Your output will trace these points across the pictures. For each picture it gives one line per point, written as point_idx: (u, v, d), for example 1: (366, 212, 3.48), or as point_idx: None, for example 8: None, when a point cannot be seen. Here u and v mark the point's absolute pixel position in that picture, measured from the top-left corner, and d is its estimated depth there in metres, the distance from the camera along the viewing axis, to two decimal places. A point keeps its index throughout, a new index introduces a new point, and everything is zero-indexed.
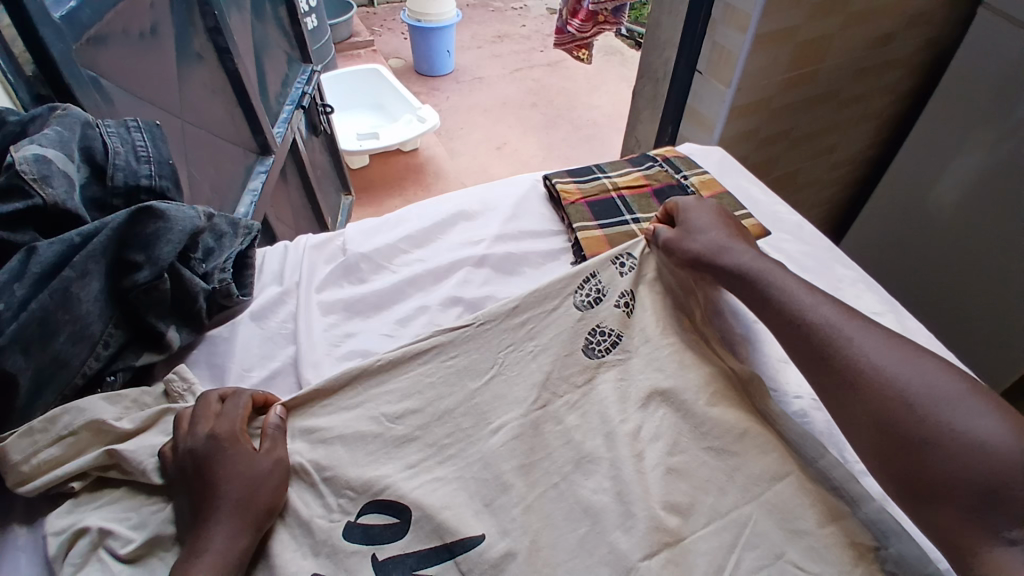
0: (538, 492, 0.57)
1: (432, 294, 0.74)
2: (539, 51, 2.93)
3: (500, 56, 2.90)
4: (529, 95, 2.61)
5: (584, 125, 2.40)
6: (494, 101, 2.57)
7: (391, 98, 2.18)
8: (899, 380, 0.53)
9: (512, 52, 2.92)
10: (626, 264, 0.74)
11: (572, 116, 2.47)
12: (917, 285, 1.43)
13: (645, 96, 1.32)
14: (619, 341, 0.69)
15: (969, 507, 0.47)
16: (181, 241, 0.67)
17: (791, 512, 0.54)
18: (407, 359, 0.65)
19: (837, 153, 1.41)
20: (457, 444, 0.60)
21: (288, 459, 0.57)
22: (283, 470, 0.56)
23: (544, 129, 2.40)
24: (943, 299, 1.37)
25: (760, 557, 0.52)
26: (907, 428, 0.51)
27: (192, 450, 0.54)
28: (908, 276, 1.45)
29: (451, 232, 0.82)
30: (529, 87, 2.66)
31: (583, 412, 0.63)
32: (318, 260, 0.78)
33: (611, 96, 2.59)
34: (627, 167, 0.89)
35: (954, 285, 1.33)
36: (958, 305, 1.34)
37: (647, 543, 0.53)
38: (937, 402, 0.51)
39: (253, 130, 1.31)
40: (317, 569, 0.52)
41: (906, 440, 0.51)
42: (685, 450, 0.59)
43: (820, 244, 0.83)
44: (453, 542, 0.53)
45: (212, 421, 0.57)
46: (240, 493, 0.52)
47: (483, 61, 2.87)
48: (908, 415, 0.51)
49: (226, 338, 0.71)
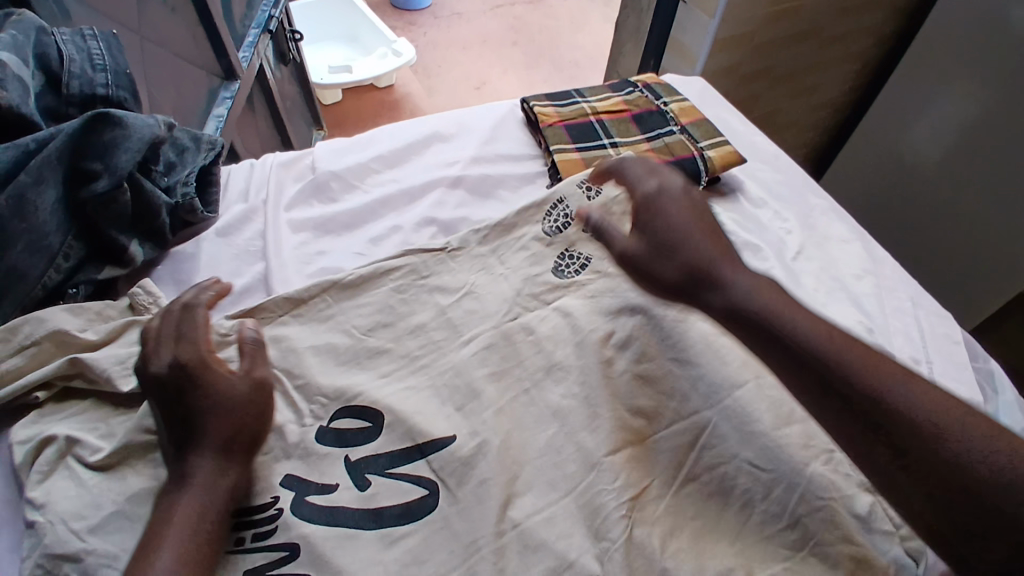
0: (509, 398, 0.58)
1: (405, 214, 0.72)
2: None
3: None
4: (510, 32, 2.51)
5: (567, 64, 2.33)
6: (474, 38, 2.47)
7: (366, 31, 2.08)
8: (867, 362, 0.51)
9: None
10: (593, 189, 0.72)
11: (554, 55, 2.39)
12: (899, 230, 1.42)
13: (628, 27, 1.27)
14: (588, 263, 0.69)
15: (926, 506, 0.45)
16: (140, 150, 0.64)
17: (750, 416, 0.56)
18: (379, 275, 0.65)
19: (817, 94, 1.38)
20: (428, 354, 0.61)
21: (266, 378, 0.56)
22: (262, 390, 0.54)
23: (525, 68, 2.32)
24: (925, 246, 1.36)
25: (718, 455, 0.54)
26: (878, 412, 0.48)
27: (158, 376, 0.52)
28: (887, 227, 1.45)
29: (425, 154, 0.79)
30: (511, 24, 2.55)
31: (554, 323, 0.64)
32: (286, 179, 0.76)
33: (596, 34, 2.50)
34: (607, 92, 0.84)
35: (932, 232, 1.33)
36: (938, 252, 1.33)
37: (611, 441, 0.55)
38: (869, 391, 0.49)
39: (217, 52, 1.25)
40: (290, 470, 0.53)
41: (888, 419, 0.47)
42: (652, 360, 0.61)
43: (798, 174, 0.81)
44: (424, 444, 0.54)
45: (178, 344, 0.55)
46: (221, 418, 0.51)
47: None
48: (882, 390, 0.48)
49: (192, 256, 0.70)
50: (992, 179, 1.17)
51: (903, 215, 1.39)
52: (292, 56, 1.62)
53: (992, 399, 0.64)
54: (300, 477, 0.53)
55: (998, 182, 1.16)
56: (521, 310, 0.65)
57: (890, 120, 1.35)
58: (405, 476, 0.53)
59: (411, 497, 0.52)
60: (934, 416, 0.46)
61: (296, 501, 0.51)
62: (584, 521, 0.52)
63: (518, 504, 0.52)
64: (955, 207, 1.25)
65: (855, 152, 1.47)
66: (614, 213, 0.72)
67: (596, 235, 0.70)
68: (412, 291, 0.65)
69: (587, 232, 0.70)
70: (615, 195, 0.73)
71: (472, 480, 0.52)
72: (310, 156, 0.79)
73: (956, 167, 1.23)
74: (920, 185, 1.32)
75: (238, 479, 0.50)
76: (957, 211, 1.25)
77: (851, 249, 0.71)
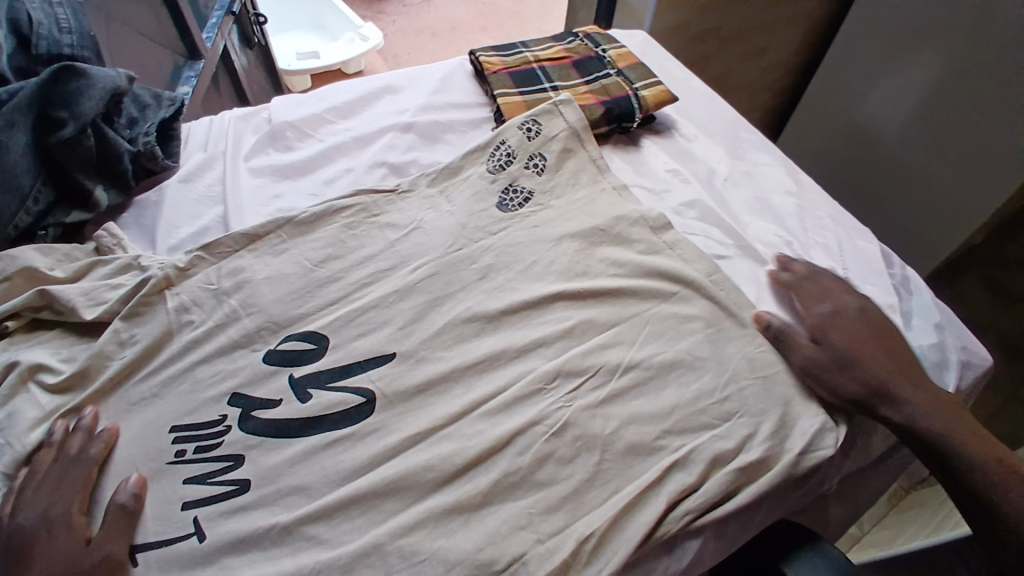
0: (450, 316, 0.62)
1: (357, 157, 0.76)
2: None
3: None
4: (478, 18, 2.55)
5: None
6: (442, 25, 2.51)
7: (333, 18, 2.11)
8: (842, 330, 0.60)
9: None
10: (533, 129, 0.76)
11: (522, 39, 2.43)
12: (852, 175, 1.50)
13: None
14: (531, 197, 0.72)
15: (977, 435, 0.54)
16: (103, 100, 0.67)
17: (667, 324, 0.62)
18: (330, 214, 0.68)
19: (767, 58, 1.43)
20: (375, 281, 0.64)
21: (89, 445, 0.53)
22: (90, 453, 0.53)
23: None
24: (875, 191, 1.45)
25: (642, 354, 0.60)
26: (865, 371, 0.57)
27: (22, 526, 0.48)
28: (844, 167, 1.52)
29: (377, 105, 0.83)
30: (479, 10, 2.59)
31: (496, 252, 0.67)
32: (244, 131, 0.80)
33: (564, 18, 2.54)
34: (550, 42, 0.88)
35: (887, 180, 1.40)
36: (885, 199, 1.42)
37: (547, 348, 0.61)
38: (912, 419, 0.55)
39: (179, 31, 1.27)
40: (241, 387, 0.58)
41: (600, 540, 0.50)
42: (584, 279, 0.66)
43: (729, 112, 0.85)
44: (361, 360, 0.59)
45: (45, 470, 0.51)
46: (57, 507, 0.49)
47: None
48: (830, 369, 0.57)
49: (156, 202, 0.74)
50: (953, 147, 1.23)
51: (863, 160, 1.45)
52: (257, 40, 1.65)
53: (910, 297, 0.69)
54: (245, 394, 0.57)
55: (958, 140, 1.21)
56: (466, 240, 0.68)
57: (865, 64, 1.36)
58: (344, 388, 0.57)
59: (350, 405, 0.56)
60: (893, 374, 0.57)
61: (243, 416, 0.56)
62: (516, 417, 0.56)
63: (452, 407, 0.56)
64: (919, 168, 1.31)
65: (821, 91, 1.50)
66: (554, 152, 0.75)
67: (538, 172, 0.74)
68: (363, 226, 0.68)
69: (529, 169, 0.74)
70: (556, 135, 0.76)
71: (408, 390, 0.57)
72: (267, 111, 0.81)
73: (919, 128, 1.28)
74: (884, 137, 1.37)
75: (112, 545, 0.48)
76: (918, 173, 1.32)
77: (776, 172, 0.77)
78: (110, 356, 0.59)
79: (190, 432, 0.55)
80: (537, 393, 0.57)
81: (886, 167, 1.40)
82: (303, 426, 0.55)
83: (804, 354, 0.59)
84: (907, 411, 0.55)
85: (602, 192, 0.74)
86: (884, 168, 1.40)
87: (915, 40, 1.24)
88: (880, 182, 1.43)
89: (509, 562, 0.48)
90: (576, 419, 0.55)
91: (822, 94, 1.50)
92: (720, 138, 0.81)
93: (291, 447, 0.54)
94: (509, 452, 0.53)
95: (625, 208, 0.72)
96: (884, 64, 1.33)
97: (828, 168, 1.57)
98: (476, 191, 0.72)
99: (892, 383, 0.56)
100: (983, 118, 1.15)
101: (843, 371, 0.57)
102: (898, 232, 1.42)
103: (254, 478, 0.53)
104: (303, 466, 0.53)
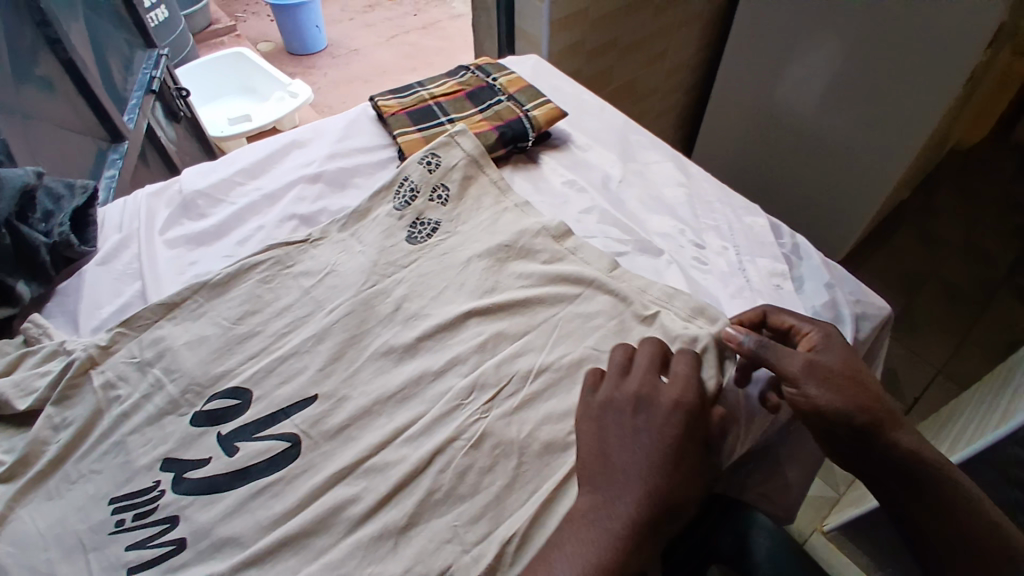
0: (368, 352, 0.65)
1: (269, 214, 0.79)
2: (412, 15, 2.92)
3: (373, 26, 2.88)
4: (407, 60, 2.62)
5: None
6: (372, 71, 2.57)
7: (261, 80, 2.16)
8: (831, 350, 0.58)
9: (385, 20, 2.90)
10: (432, 162, 0.80)
11: None
12: (776, 152, 1.57)
13: (482, 26, 1.38)
14: (438, 227, 0.76)
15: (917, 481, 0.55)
16: (13, 198, 0.70)
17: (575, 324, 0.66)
18: (244, 272, 0.71)
19: (667, 60, 1.51)
20: (293, 329, 0.67)
21: None
22: None
23: None
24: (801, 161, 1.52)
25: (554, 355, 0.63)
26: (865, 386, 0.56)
27: None
28: (766, 145, 1.59)
29: (285, 161, 0.87)
30: (407, 52, 2.67)
31: (408, 284, 0.71)
32: (158, 205, 0.82)
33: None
34: (444, 79, 0.93)
35: (812, 149, 1.48)
36: (814, 165, 1.50)
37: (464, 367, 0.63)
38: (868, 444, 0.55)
39: (100, 118, 1.30)
40: (172, 449, 0.59)
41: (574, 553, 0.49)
42: (495, 295, 0.69)
43: (618, 118, 0.92)
44: (286, 406, 0.61)
45: None
46: None
47: (357, 32, 2.84)
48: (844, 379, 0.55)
49: (78, 287, 0.76)
50: (867, 109, 1.31)
51: (783, 135, 1.53)
52: (182, 114, 1.68)
53: (799, 264, 0.73)
54: (176, 458, 0.59)
55: (869, 104, 1.30)
56: (378, 276, 0.71)
57: (767, 47, 1.43)
58: (270, 435, 0.59)
59: (277, 451, 0.58)
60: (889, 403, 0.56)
61: (176, 479, 0.57)
62: (437, 436, 0.58)
63: (376, 436, 0.59)
64: (842, 136, 1.39)
65: (727, 80, 1.57)
66: (456, 181, 0.79)
67: (442, 202, 0.78)
68: (278, 278, 0.71)
69: (434, 201, 0.78)
70: (455, 164, 0.80)
71: (332, 428, 0.59)
72: (178, 183, 0.84)
73: (834, 99, 1.36)
74: (799, 110, 1.45)
75: None
76: (840, 138, 1.40)
77: (665, 169, 0.84)
78: (41, 442, 0.60)
79: (127, 501, 0.57)
80: (456, 409, 0.60)
81: (807, 138, 1.47)
82: (235, 475, 0.57)
83: (800, 368, 0.56)
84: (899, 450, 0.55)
85: (506, 211, 0.77)
86: (805, 138, 1.48)
87: (809, 20, 1.31)
88: (803, 152, 1.50)
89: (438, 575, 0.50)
90: (494, 428, 0.58)
91: (733, 78, 1.55)
92: (611, 144, 0.87)
93: (224, 500, 0.56)
94: (432, 470, 0.56)
95: (526, 222, 0.75)
96: (784, 44, 1.39)
97: (749, 149, 1.64)
98: (384, 228, 0.76)
99: (884, 412, 0.55)
100: (892, 79, 1.23)
101: (842, 379, 0.55)
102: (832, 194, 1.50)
103: (192, 533, 0.54)
104: (237, 515, 0.54)
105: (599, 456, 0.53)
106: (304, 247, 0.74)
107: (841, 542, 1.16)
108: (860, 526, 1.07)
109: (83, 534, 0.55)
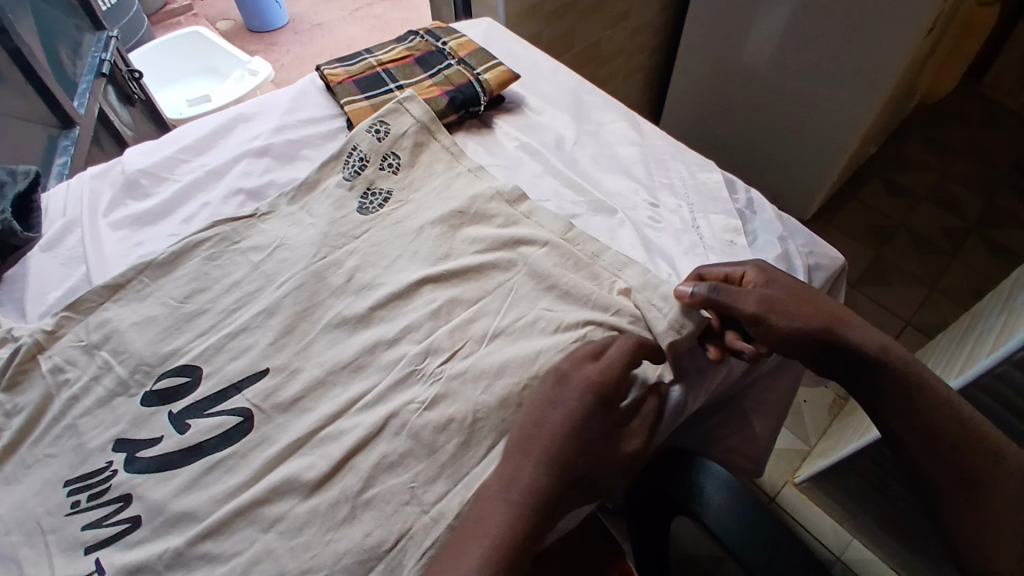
0: (321, 324, 0.64)
1: (213, 190, 0.78)
2: None
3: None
4: (373, 33, 2.55)
5: None
6: (338, 46, 2.50)
7: (221, 59, 2.09)
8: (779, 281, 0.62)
9: None
10: (381, 130, 0.78)
11: None
12: (745, 113, 1.56)
13: None
14: (389, 196, 0.75)
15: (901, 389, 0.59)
16: None
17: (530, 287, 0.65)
18: (191, 249, 0.69)
19: (631, 20, 1.49)
20: (243, 305, 0.66)
21: None
22: None
23: None
24: (771, 121, 1.51)
25: (509, 317, 0.62)
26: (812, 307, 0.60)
27: None
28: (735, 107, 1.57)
29: (231, 136, 0.85)
30: (373, 25, 2.60)
31: (360, 254, 0.70)
32: (101, 187, 0.80)
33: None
34: (393, 44, 0.91)
35: (780, 107, 1.46)
36: (784, 125, 1.49)
37: (419, 332, 0.62)
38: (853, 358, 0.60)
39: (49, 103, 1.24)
40: (121, 433, 0.57)
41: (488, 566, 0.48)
42: (451, 260, 0.68)
43: (571, 79, 0.91)
44: (238, 380, 0.60)
45: None
46: None
47: (320, 7, 2.76)
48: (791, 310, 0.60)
49: (22, 274, 0.73)
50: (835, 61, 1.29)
51: (750, 95, 1.51)
52: (138, 97, 1.63)
53: (753, 217, 0.73)
54: (128, 438, 0.57)
55: (826, 58, 1.30)
56: (331, 247, 0.70)
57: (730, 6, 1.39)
58: (224, 409, 0.58)
59: (231, 425, 0.57)
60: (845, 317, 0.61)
61: (129, 458, 0.56)
62: (392, 403, 0.57)
63: (331, 405, 0.58)
64: (812, 89, 1.37)
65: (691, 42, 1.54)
66: (406, 149, 0.78)
67: (393, 171, 0.76)
68: (226, 255, 0.70)
69: (384, 170, 0.76)
70: (403, 132, 0.78)
71: (286, 400, 0.58)
72: (120, 165, 0.82)
73: (786, 58, 1.37)
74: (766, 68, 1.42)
75: None
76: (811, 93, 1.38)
77: (619, 127, 0.83)
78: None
79: (80, 483, 0.55)
80: (411, 376, 0.59)
81: (775, 96, 1.45)
82: (189, 450, 0.56)
83: (757, 298, 0.60)
84: (876, 359, 0.59)
85: (459, 176, 0.76)
86: (774, 97, 1.46)
87: None
88: (773, 111, 1.49)
89: (399, 537, 0.51)
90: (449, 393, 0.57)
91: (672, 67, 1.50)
92: (565, 105, 0.87)
93: (177, 476, 0.54)
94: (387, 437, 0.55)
95: (478, 186, 0.74)
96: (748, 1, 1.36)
97: (719, 113, 1.62)
98: (334, 200, 0.74)
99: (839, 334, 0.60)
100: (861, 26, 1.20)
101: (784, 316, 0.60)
102: (806, 152, 1.50)
103: (144, 511, 0.53)
104: (192, 490, 0.54)
105: (528, 447, 0.53)
106: (251, 223, 0.72)
107: (815, 494, 1.19)
108: (834, 477, 1.08)
109: (36, 519, 0.54)
